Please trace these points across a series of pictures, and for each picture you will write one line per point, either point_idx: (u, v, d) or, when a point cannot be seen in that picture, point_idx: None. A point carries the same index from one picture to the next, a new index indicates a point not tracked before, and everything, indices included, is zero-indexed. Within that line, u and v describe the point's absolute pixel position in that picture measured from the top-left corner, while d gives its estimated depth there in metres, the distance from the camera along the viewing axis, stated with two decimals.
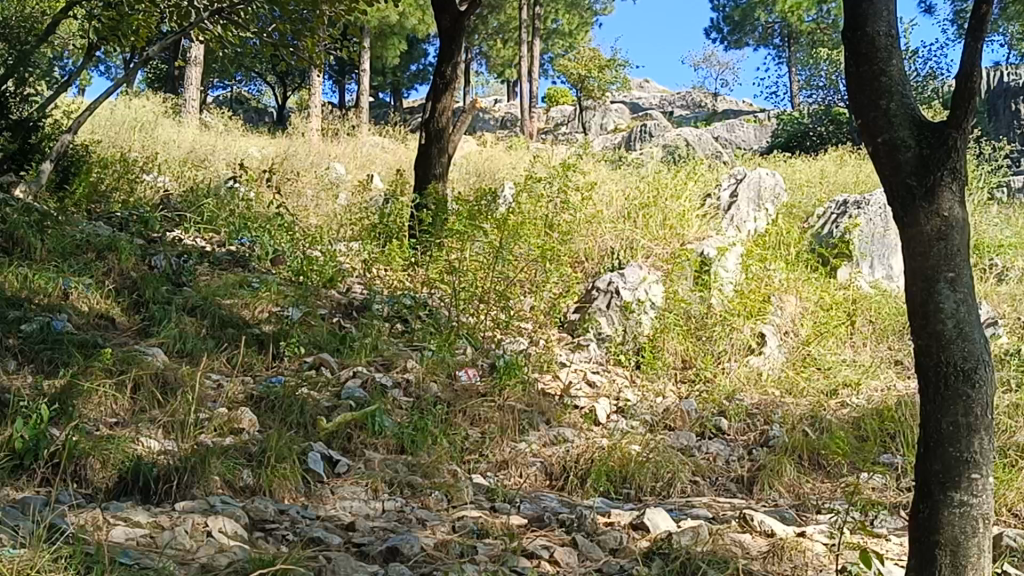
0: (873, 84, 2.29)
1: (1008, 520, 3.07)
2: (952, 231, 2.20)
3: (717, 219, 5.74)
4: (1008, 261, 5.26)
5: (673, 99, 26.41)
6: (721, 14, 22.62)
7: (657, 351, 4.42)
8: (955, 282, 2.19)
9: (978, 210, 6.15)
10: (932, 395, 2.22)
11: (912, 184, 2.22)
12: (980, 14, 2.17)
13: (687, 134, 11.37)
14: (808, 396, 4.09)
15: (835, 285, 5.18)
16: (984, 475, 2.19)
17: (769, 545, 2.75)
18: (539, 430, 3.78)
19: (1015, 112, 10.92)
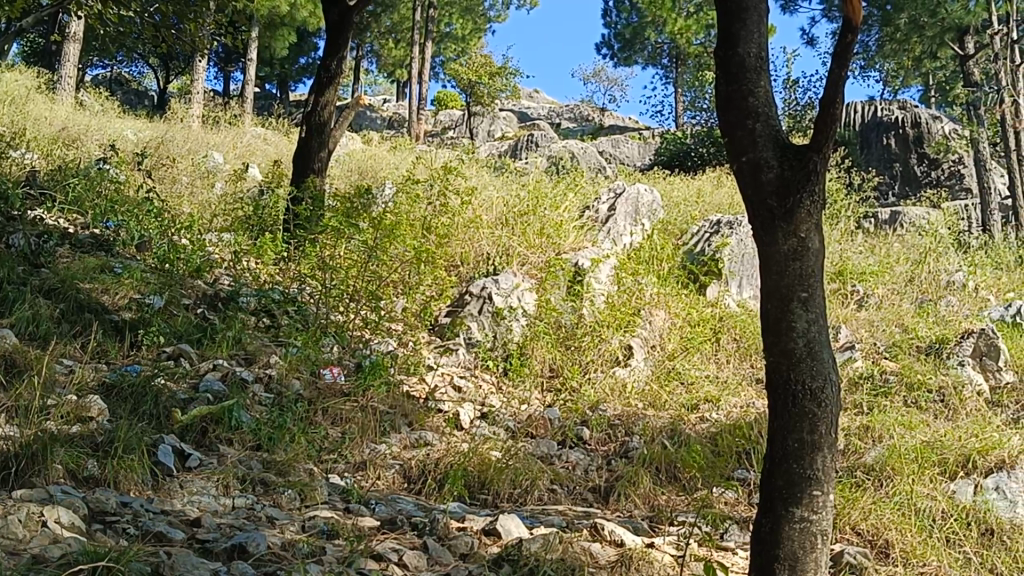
0: (741, 103, 2.33)
1: (851, 539, 3.15)
2: (808, 253, 2.24)
3: (593, 230, 5.77)
4: (868, 289, 5.43)
5: (561, 111, 26.60)
6: (612, 32, 22.88)
7: (524, 358, 4.41)
8: (808, 302, 2.24)
9: (843, 239, 6.33)
10: (779, 413, 2.26)
11: (772, 205, 2.26)
12: (846, 43, 2.21)
13: (572, 146, 11.47)
14: (669, 409, 4.13)
15: (704, 302, 5.26)
16: (825, 491, 2.24)
17: (618, 555, 2.77)
18: (400, 433, 3.73)
19: (886, 146, 11.32)
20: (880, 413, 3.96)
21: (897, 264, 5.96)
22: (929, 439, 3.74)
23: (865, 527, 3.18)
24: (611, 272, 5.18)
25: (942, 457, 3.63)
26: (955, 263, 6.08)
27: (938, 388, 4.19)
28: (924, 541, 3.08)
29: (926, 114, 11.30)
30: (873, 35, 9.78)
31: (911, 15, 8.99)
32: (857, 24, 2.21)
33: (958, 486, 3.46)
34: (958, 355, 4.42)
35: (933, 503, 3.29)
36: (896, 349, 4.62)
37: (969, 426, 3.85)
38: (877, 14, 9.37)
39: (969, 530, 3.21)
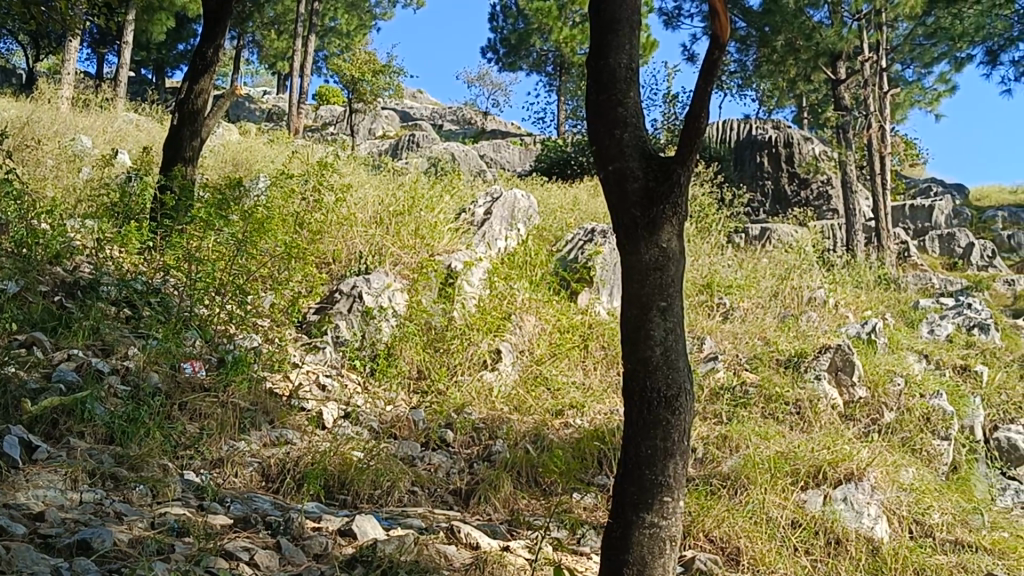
0: (610, 113, 2.35)
1: (703, 546, 3.20)
2: (669, 263, 2.27)
3: (468, 233, 5.75)
4: (734, 302, 5.56)
5: (444, 112, 26.55)
6: (498, 36, 22.95)
7: (392, 358, 4.38)
8: (667, 311, 2.27)
9: (711, 252, 6.46)
10: (634, 420, 2.28)
11: (636, 214, 2.28)
12: (713, 59, 2.26)
13: (453, 147, 11.46)
14: (534, 414, 4.15)
15: (574, 308, 5.32)
16: (675, 498, 2.28)
17: (473, 557, 2.77)
18: (261, 430, 3.66)
19: (759, 164, 11.60)
20: (739, 423, 4.05)
21: (764, 278, 6.11)
22: (783, 450, 3.84)
23: (718, 535, 3.24)
24: (484, 276, 5.19)
25: (794, 467, 3.74)
26: (817, 280, 6.27)
27: (795, 401, 4.30)
28: (774, 549, 3.17)
29: (798, 135, 11.63)
30: (750, 55, 10.01)
31: (787, 38, 9.25)
32: (725, 41, 2.26)
33: (808, 497, 3.57)
34: (815, 369, 4.55)
35: (784, 512, 3.38)
36: (757, 361, 4.72)
37: (822, 439, 3.96)
38: (755, 36, 9.61)
39: (817, 539, 3.31)
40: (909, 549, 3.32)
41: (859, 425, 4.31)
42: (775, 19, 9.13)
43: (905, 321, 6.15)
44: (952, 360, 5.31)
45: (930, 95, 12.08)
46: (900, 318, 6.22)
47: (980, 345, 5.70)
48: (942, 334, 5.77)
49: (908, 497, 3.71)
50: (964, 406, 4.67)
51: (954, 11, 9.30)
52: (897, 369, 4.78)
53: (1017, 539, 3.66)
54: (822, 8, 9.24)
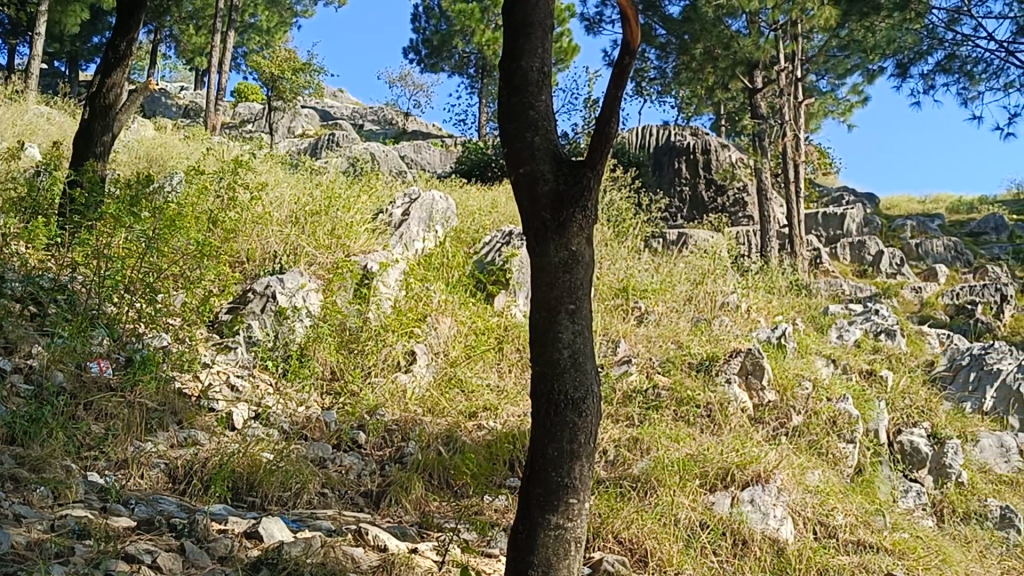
0: (521, 116, 2.36)
1: (612, 547, 3.22)
2: (577, 266, 2.29)
3: (385, 234, 5.72)
4: (649, 306, 5.62)
5: (365, 112, 26.41)
6: (420, 37, 22.87)
7: (305, 359, 4.33)
8: (575, 314, 2.28)
9: (627, 256, 6.51)
10: (540, 422, 2.29)
11: (546, 217, 2.28)
12: (624, 65, 2.28)
13: (373, 148, 11.39)
14: (447, 416, 4.15)
15: (491, 310, 5.33)
16: (581, 499, 2.29)
17: (380, 560, 2.76)
18: (168, 431, 3.59)
19: (677, 170, 11.69)
20: (650, 425, 4.09)
21: (679, 283, 6.18)
22: (693, 452, 3.89)
23: (627, 536, 3.26)
24: (400, 277, 5.16)
25: (703, 470, 3.79)
26: (731, 285, 6.37)
27: (706, 404, 4.35)
28: (681, 551, 3.20)
29: (715, 142, 11.79)
30: (670, 62, 10.14)
31: (706, 46, 9.39)
32: (636, 47, 2.29)
33: (717, 498, 3.62)
34: (726, 373, 4.62)
35: (692, 513, 3.42)
36: (669, 364, 4.76)
37: (731, 441, 4.02)
38: (674, 43, 9.73)
39: (724, 541, 3.36)
40: (812, 551, 3.39)
41: (767, 428, 4.39)
42: (694, 27, 9.22)
43: (815, 326, 6.27)
44: (858, 364, 5.43)
45: (844, 105, 12.34)
46: (810, 323, 6.34)
47: (886, 351, 5.85)
48: (850, 339, 5.89)
49: (813, 498, 3.79)
50: (869, 410, 4.78)
51: (867, 24, 9.51)
52: (806, 373, 4.87)
53: (917, 540, 3.76)
54: (740, 18, 9.38)
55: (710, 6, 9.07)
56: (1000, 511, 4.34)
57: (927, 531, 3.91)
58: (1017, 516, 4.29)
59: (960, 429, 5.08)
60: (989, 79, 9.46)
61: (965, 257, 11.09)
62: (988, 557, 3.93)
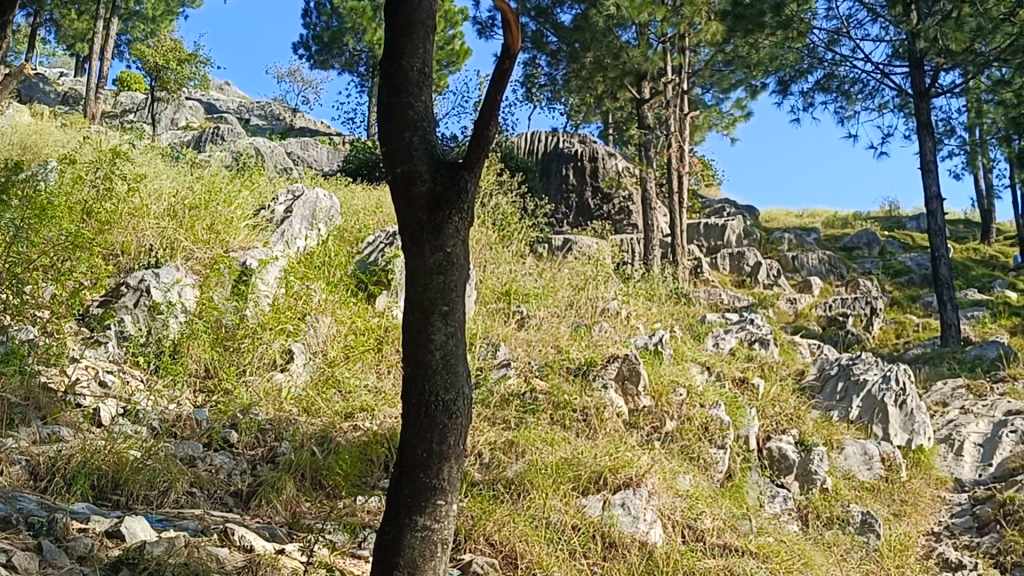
0: (401, 115, 2.35)
1: (483, 549, 3.23)
2: (451, 268, 2.30)
3: (266, 231, 5.65)
4: (531, 310, 5.65)
5: (253, 106, 25.98)
6: (310, 32, 22.56)
7: (178, 356, 4.23)
8: (448, 315, 2.29)
9: (512, 260, 6.54)
10: (410, 423, 2.29)
11: (422, 218, 2.28)
12: (504, 69, 2.30)
13: (258, 143, 11.20)
14: (322, 416, 4.11)
15: (371, 310, 5.30)
16: (448, 501, 2.30)
17: (246, 560, 2.73)
18: (31, 427, 3.45)
19: (564, 176, 11.82)
20: (526, 429, 4.11)
21: (562, 288, 6.24)
22: (567, 455, 3.93)
23: (498, 538, 3.27)
24: (278, 274, 5.09)
25: (576, 473, 3.82)
26: (611, 292, 6.45)
27: (582, 408, 4.39)
28: (552, 553, 3.24)
29: (602, 150, 11.95)
30: (560, 70, 10.26)
31: (595, 55, 9.47)
32: (515, 52, 2.31)
33: (588, 502, 3.66)
34: (603, 378, 4.66)
35: (563, 517, 3.46)
36: (547, 368, 4.78)
37: (606, 446, 4.07)
38: (565, 51, 9.81)
39: (594, 543, 3.41)
40: (679, 554, 3.46)
41: (641, 433, 4.46)
42: (585, 36, 9.34)
43: (692, 334, 6.38)
44: (732, 371, 5.55)
45: (728, 119, 12.61)
46: (687, 330, 6.45)
47: (759, 359, 6.00)
48: (725, 347, 6.02)
49: (682, 502, 3.86)
50: (740, 416, 4.90)
51: (751, 41, 9.74)
52: (681, 380, 4.96)
53: (781, 544, 3.86)
54: (630, 28, 9.50)
55: (600, 16, 9.16)
56: (861, 516, 4.49)
57: (790, 536, 4.02)
58: (877, 521, 4.45)
59: (826, 437, 5.23)
60: (865, 99, 9.79)
61: (838, 270, 11.46)
62: (848, 560, 4.08)
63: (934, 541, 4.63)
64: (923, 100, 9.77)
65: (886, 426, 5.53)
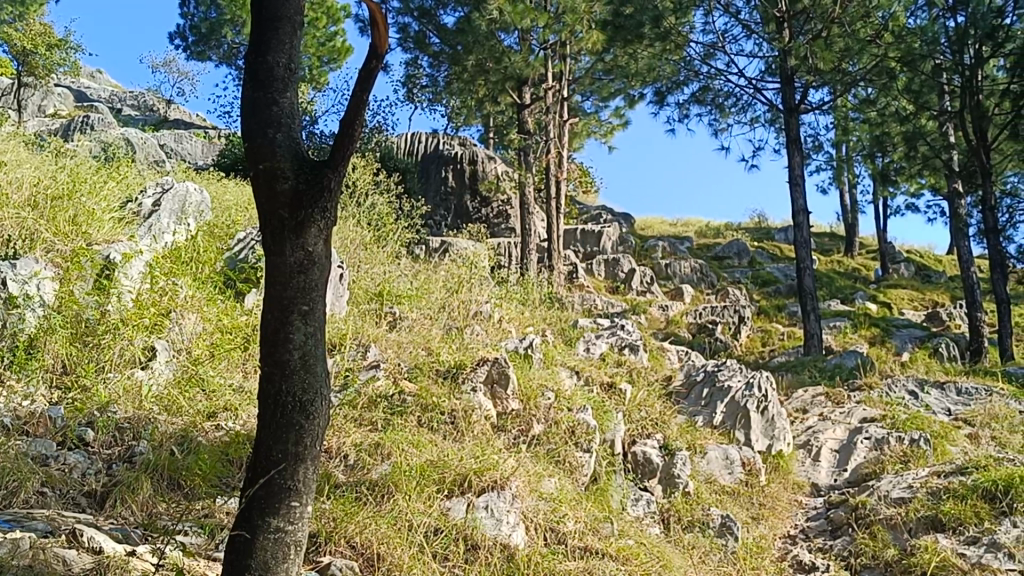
0: (265, 111, 2.32)
1: (343, 551, 3.20)
2: (312, 267, 2.28)
3: (133, 224, 5.52)
4: (403, 312, 5.62)
5: (125, 96, 25.27)
6: (187, 23, 22.05)
7: (34, 352, 4.08)
8: (307, 316, 2.28)
9: (387, 261, 6.51)
10: (266, 424, 2.27)
11: (284, 216, 2.26)
12: (371, 68, 2.29)
13: (130, 133, 10.90)
14: (183, 415, 4.02)
15: (239, 309, 5.22)
16: (302, 502, 2.29)
17: (94, 562, 2.65)
18: None
19: (443, 178, 11.87)
20: (393, 431, 4.07)
21: (436, 289, 6.25)
22: (433, 458, 3.92)
23: (359, 541, 3.25)
24: (143, 269, 4.97)
25: (441, 476, 3.82)
26: (484, 294, 6.48)
27: (450, 411, 4.39)
28: (413, 556, 3.24)
29: (482, 154, 12.09)
30: (442, 71, 10.31)
31: (478, 59, 9.48)
32: (382, 52, 2.31)
33: (452, 504, 3.66)
34: (472, 381, 4.68)
35: (426, 519, 3.46)
36: (416, 370, 4.74)
37: (472, 448, 4.09)
38: (447, 53, 9.82)
39: (456, 546, 3.41)
40: (541, 557, 3.50)
41: (508, 436, 4.49)
42: (467, 38, 9.28)
43: (564, 338, 6.44)
44: (600, 376, 5.62)
45: (606, 128, 12.79)
46: (559, 335, 6.51)
47: (628, 364, 6.11)
48: (596, 352, 6.10)
49: (546, 505, 3.91)
50: (607, 420, 4.97)
51: (630, 50, 9.92)
52: (549, 384, 5.01)
53: (641, 547, 3.94)
54: (512, 33, 9.56)
55: (483, 19, 9.13)
56: (721, 520, 4.60)
57: (650, 538, 4.11)
58: (736, 524, 4.57)
59: (690, 441, 5.34)
60: (737, 113, 10.05)
61: (709, 279, 11.75)
62: (707, 563, 4.18)
63: (790, 544, 4.78)
64: (793, 115, 10.08)
65: (748, 432, 5.68)
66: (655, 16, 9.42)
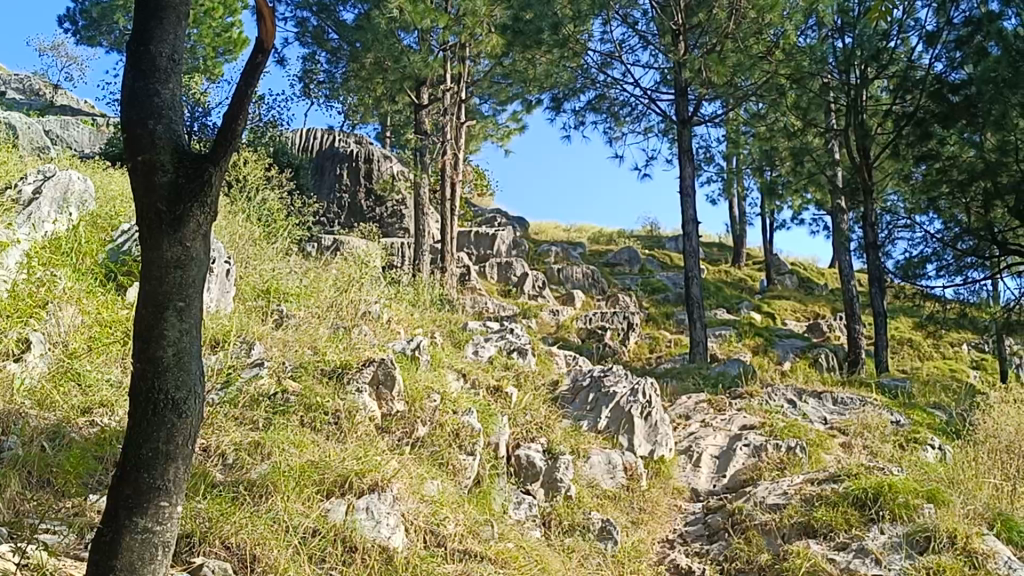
0: (145, 102, 2.27)
1: (218, 552, 3.13)
2: (189, 262, 2.25)
3: (11, 212, 5.33)
4: (290, 310, 5.56)
5: (8, 79, 24.39)
6: (76, 6, 21.36)
7: None
8: (183, 312, 2.24)
9: (276, 259, 6.44)
10: (135, 422, 2.22)
11: (161, 209, 2.22)
12: (255, 63, 2.27)
13: (13, 117, 10.53)
14: (56, 410, 3.90)
15: (119, 302, 5.09)
16: (171, 502, 2.25)
17: None
18: None
19: (338, 176, 11.79)
20: (274, 430, 4.01)
21: (325, 287, 6.21)
22: (314, 458, 3.88)
23: (235, 542, 3.19)
24: (20, 259, 4.81)
25: (321, 476, 3.78)
26: (374, 294, 6.44)
27: (333, 411, 4.36)
28: (290, 558, 3.21)
29: (377, 153, 12.05)
30: (339, 67, 10.22)
31: (376, 57, 9.39)
32: (268, 47, 2.29)
33: (332, 505, 3.63)
34: (358, 381, 4.65)
35: (305, 520, 3.43)
36: (301, 370, 4.66)
37: (354, 449, 4.06)
38: (346, 49, 9.73)
39: (333, 548, 3.39)
40: (419, 560, 3.52)
41: (392, 437, 4.46)
42: (368, 36, 9.17)
43: (453, 340, 6.45)
44: (486, 380, 5.62)
45: (503, 131, 12.83)
46: (448, 337, 6.51)
47: (516, 368, 6.15)
48: (484, 355, 6.12)
49: (426, 508, 3.91)
50: (491, 424, 5.00)
51: (528, 56, 9.96)
52: (435, 386, 5.02)
53: (519, 550, 3.97)
54: (412, 33, 9.53)
55: (383, 17, 9.04)
56: (601, 524, 4.67)
57: (530, 542, 4.13)
58: (615, 529, 4.64)
59: (573, 445, 5.40)
60: (632, 122, 10.20)
61: (600, 285, 11.90)
62: (584, 566, 4.23)
63: (668, 548, 4.86)
64: (686, 127, 10.26)
65: (631, 437, 5.77)
66: (555, 23, 9.51)
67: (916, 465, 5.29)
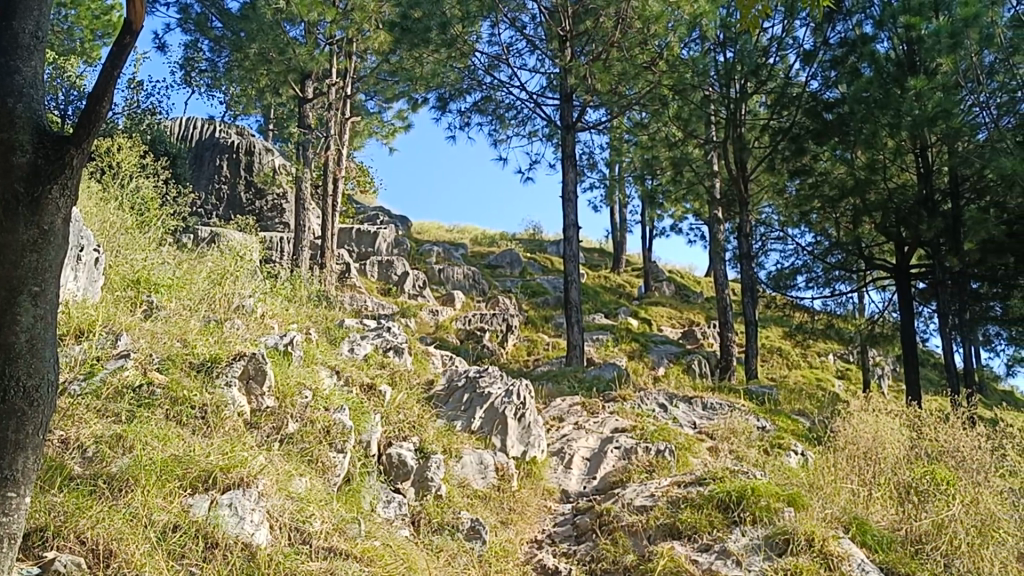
0: (5, 79, 2.20)
1: (72, 547, 3.04)
2: (46, 244, 2.18)
3: None
4: (161, 301, 5.42)
5: None
6: None
7: None
8: (38, 297, 2.18)
9: (148, 249, 6.30)
10: None
11: (18, 190, 2.15)
12: (124, 43, 2.23)
13: None
14: None
15: None
16: (19, 493, 2.18)
17: None
18: None
19: (218, 167, 11.65)
20: (137, 423, 3.91)
21: (199, 278, 6.09)
22: (178, 452, 3.79)
23: (90, 537, 3.10)
24: None
25: (185, 471, 3.70)
26: (248, 288, 6.32)
27: (200, 405, 4.27)
28: (147, 553, 3.13)
29: (259, 145, 11.94)
30: (223, 56, 10.04)
31: (261, 48, 9.15)
32: (137, 28, 2.25)
33: (194, 501, 3.55)
34: (227, 376, 4.55)
35: (166, 516, 3.35)
36: (169, 362, 4.52)
37: (221, 444, 3.98)
38: (229, 38, 9.54)
39: (194, 544, 3.32)
40: (283, 556, 3.49)
41: (260, 433, 4.39)
42: (251, 26, 8.93)
43: (328, 336, 6.38)
44: (360, 378, 5.58)
45: (388, 129, 12.78)
46: (323, 333, 6.45)
47: (392, 366, 6.13)
48: (359, 352, 6.07)
49: (292, 505, 3.86)
50: (363, 422, 4.98)
51: (416, 55, 9.91)
52: (307, 382, 4.97)
53: (386, 547, 3.96)
54: (297, 26, 9.46)
55: (268, 8, 8.86)
56: (470, 523, 4.69)
57: (398, 541, 4.12)
58: (484, 528, 4.66)
59: (445, 445, 5.41)
60: (517, 125, 10.26)
61: (480, 286, 11.93)
62: (452, 565, 4.23)
63: (536, 548, 4.89)
64: (570, 132, 10.37)
65: (504, 438, 5.81)
66: (443, 23, 9.38)
67: (779, 469, 5.44)
